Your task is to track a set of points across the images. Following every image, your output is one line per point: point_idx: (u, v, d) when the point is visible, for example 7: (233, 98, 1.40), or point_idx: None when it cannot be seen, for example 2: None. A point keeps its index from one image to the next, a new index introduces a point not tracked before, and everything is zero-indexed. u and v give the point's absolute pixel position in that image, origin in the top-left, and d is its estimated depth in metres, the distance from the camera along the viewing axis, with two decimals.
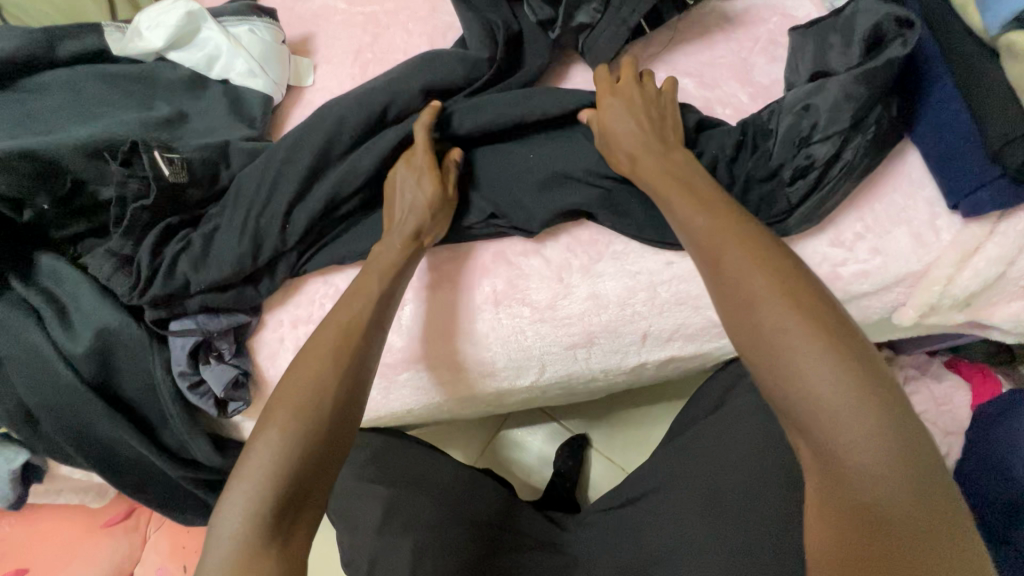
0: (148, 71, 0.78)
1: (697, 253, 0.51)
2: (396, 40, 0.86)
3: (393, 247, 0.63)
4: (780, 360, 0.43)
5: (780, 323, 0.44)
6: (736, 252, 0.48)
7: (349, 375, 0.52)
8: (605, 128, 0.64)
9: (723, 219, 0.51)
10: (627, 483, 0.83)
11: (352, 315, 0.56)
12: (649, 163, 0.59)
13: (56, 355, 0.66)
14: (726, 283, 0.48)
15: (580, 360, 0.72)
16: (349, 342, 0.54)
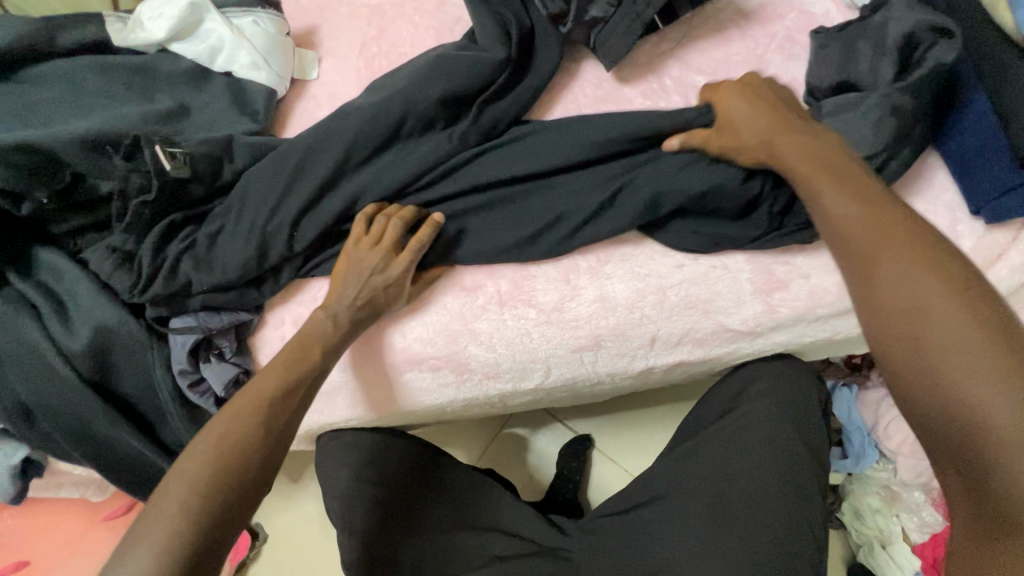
0: (150, 62, 0.77)
1: (848, 256, 0.50)
2: (402, 34, 0.84)
3: (337, 322, 0.63)
4: (947, 376, 0.42)
5: (953, 341, 0.42)
6: (900, 260, 0.46)
7: (269, 441, 0.55)
8: (729, 118, 0.62)
9: (887, 225, 0.48)
10: (633, 487, 0.81)
11: (281, 389, 0.58)
12: (790, 154, 0.56)
13: (53, 352, 0.65)
14: (888, 290, 0.46)
15: (586, 363, 0.70)
16: (277, 410, 0.57)
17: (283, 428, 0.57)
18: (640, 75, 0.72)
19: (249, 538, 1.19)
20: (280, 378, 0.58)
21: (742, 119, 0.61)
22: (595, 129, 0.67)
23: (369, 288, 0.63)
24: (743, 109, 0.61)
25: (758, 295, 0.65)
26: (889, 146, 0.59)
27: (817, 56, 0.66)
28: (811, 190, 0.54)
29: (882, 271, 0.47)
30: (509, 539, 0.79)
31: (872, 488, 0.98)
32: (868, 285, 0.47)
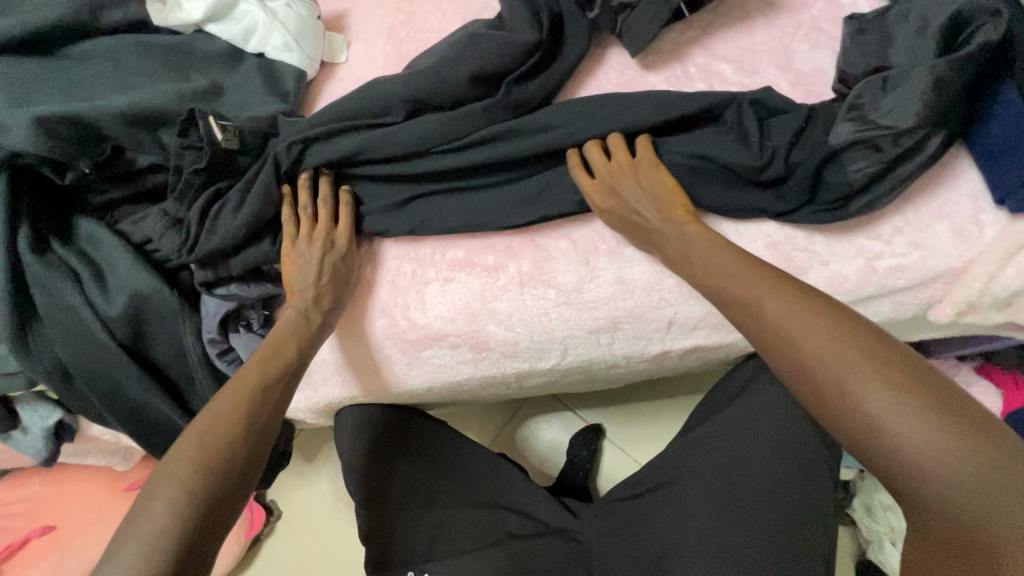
0: (187, 42, 0.79)
1: (744, 325, 0.55)
2: (430, 19, 0.85)
3: (320, 308, 0.66)
4: (839, 397, 0.47)
5: (835, 363, 0.48)
6: (788, 316, 0.52)
7: (252, 440, 0.57)
8: (617, 207, 0.64)
9: (763, 279, 0.55)
10: (644, 471, 0.82)
11: (262, 386, 0.60)
12: (672, 246, 0.61)
13: (91, 316, 0.68)
14: (781, 349, 0.51)
15: (603, 345, 0.71)
16: (259, 412, 0.59)
17: (268, 424, 0.59)
18: (664, 62, 0.73)
19: (264, 513, 1.21)
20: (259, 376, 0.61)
21: (626, 211, 0.64)
22: (628, 109, 0.67)
23: (327, 268, 0.67)
24: (623, 201, 0.64)
25: None
26: (923, 125, 0.57)
27: (851, 41, 0.67)
28: (697, 276, 0.59)
29: (772, 320, 0.52)
30: (521, 519, 0.81)
31: (883, 485, 0.98)
32: (764, 336, 0.53)
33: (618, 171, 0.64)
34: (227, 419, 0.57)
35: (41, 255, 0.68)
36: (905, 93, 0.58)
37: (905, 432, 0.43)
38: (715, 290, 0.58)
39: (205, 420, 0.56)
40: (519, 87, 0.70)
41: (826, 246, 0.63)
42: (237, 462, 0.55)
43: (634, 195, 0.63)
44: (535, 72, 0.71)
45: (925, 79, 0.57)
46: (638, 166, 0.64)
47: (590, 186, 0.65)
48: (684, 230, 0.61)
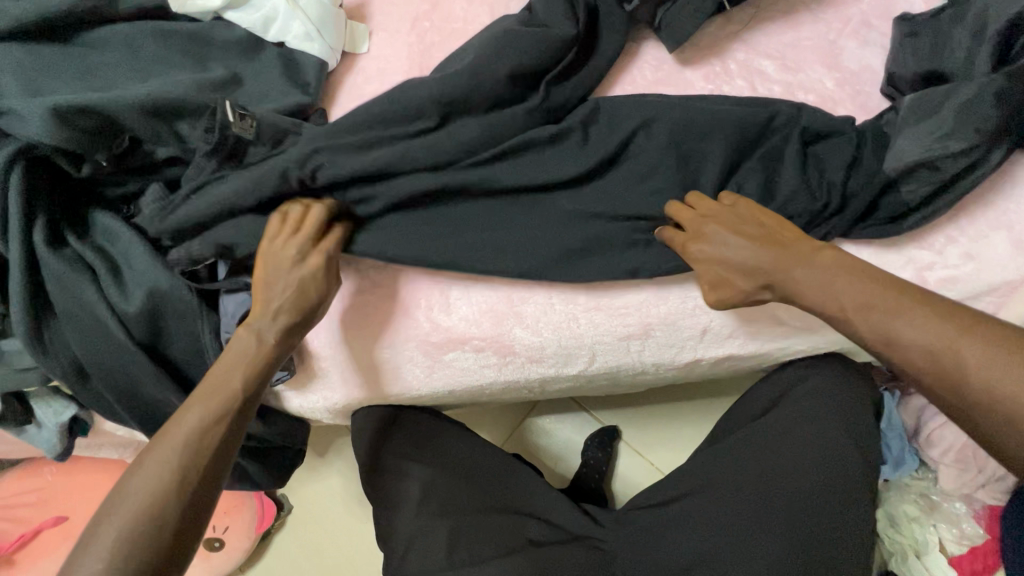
0: (204, 29, 0.76)
1: (927, 372, 0.48)
2: (456, 9, 0.82)
3: (264, 340, 0.60)
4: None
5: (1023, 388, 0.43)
6: (989, 355, 0.45)
7: (185, 503, 0.50)
8: (722, 265, 0.58)
9: (910, 305, 0.50)
10: (669, 479, 0.80)
11: (194, 442, 0.52)
12: (799, 284, 0.55)
13: (108, 313, 0.66)
14: (995, 395, 0.44)
15: (633, 352, 0.69)
16: (194, 466, 0.52)
17: (204, 487, 0.52)
18: (703, 57, 0.70)
19: (275, 508, 1.21)
20: (191, 428, 0.53)
21: (736, 258, 0.57)
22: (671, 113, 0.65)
23: (294, 281, 0.61)
24: (726, 248, 0.58)
25: None
26: (985, 140, 0.55)
27: (901, 45, 0.64)
28: (855, 322, 0.52)
29: (930, 350, 0.48)
30: (542, 526, 0.79)
31: (911, 496, 0.95)
32: (925, 371, 0.48)
33: (715, 215, 0.59)
34: (149, 488, 0.49)
35: (57, 249, 0.66)
36: (962, 108, 0.55)
37: None
38: (878, 333, 0.51)
39: (134, 479, 0.50)
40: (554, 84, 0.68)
41: (874, 255, 0.60)
42: (167, 531, 0.49)
43: (739, 233, 0.58)
44: (570, 67, 0.69)
45: (975, 95, 0.55)
46: (735, 208, 0.60)
47: (685, 233, 0.60)
48: (816, 263, 0.55)
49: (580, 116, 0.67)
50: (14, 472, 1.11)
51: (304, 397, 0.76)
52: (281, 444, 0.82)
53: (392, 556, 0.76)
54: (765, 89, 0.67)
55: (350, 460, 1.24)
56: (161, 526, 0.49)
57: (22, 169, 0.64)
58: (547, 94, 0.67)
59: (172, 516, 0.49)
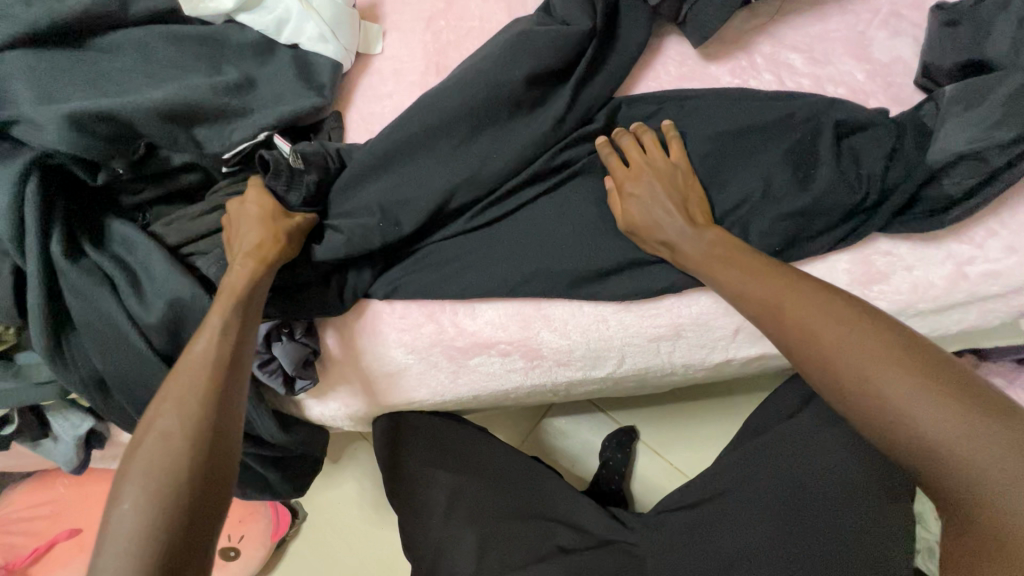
0: (216, 32, 0.75)
1: (761, 319, 0.53)
2: (471, 7, 0.81)
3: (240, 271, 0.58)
4: (855, 381, 0.45)
5: (853, 344, 0.46)
6: (820, 307, 0.49)
7: (208, 408, 0.48)
8: (631, 207, 0.61)
9: (774, 278, 0.53)
10: (696, 480, 0.79)
11: (210, 354, 0.51)
12: (689, 247, 0.58)
13: (128, 323, 0.65)
14: (801, 336, 0.49)
15: (662, 353, 0.68)
16: (210, 374, 0.50)
17: (231, 394, 0.50)
18: (728, 51, 0.69)
19: (290, 515, 1.19)
20: (211, 339, 0.52)
21: (638, 203, 0.61)
22: (701, 113, 0.65)
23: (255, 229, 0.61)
24: (638, 197, 0.61)
25: (856, 288, 0.60)
26: None
27: (938, 34, 0.63)
28: (712, 274, 0.57)
29: (787, 313, 0.51)
30: (571, 532, 0.77)
31: None
32: (779, 336, 0.51)
33: (651, 171, 0.61)
34: (179, 395, 0.48)
35: (74, 260, 0.64)
36: (1008, 100, 0.54)
37: (933, 419, 0.41)
38: (725, 283, 0.56)
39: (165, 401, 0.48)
40: (583, 79, 0.66)
41: (912, 251, 0.59)
42: (199, 432, 0.46)
43: (666, 189, 0.60)
44: (595, 62, 0.67)
45: (1022, 87, 0.54)
46: (659, 163, 0.62)
47: (624, 172, 0.63)
48: (704, 233, 0.59)
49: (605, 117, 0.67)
50: (28, 485, 1.10)
51: (324, 404, 0.75)
52: (302, 453, 0.81)
53: (419, 565, 0.74)
54: (793, 83, 0.66)
55: (365, 466, 1.23)
56: (191, 431, 0.46)
57: (37, 178, 0.63)
58: (575, 93, 0.66)
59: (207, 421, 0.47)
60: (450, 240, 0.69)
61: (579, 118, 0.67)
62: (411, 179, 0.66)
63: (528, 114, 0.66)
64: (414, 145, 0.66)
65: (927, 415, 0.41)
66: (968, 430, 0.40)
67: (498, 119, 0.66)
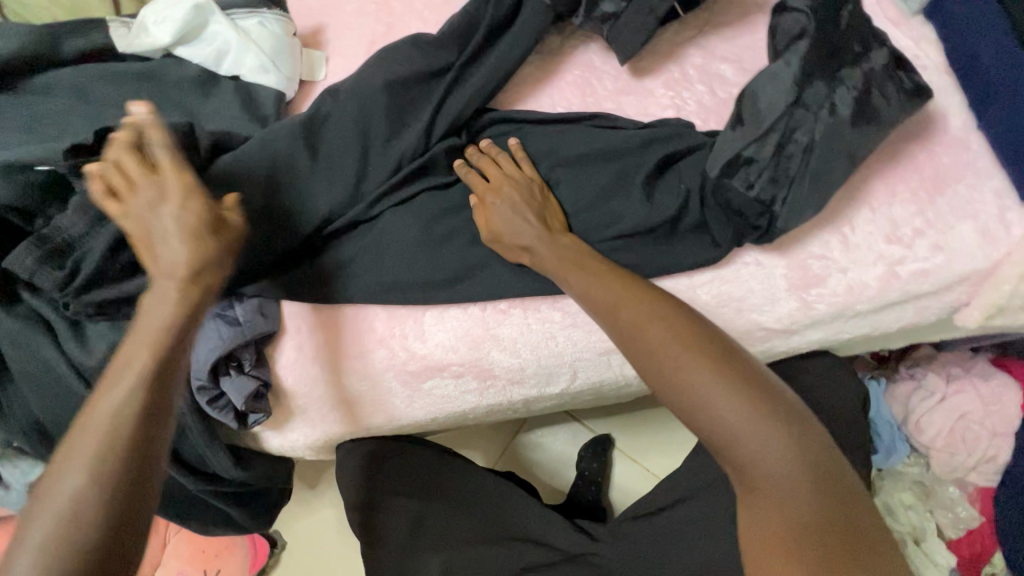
0: (155, 68, 0.75)
1: (598, 318, 0.55)
2: (411, 30, 0.82)
3: (167, 307, 0.49)
4: (675, 384, 0.48)
5: (670, 344, 0.49)
6: (645, 302, 0.52)
7: (115, 487, 0.42)
8: (492, 221, 0.63)
9: (615, 282, 0.55)
10: (661, 487, 0.79)
11: (122, 416, 0.44)
12: (546, 251, 0.60)
13: (67, 370, 0.64)
14: (631, 336, 0.51)
15: (613, 366, 0.68)
16: (117, 447, 0.43)
17: (140, 468, 0.44)
18: (661, 64, 0.70)
19: (268, 544, 1.17)
20: (121, 398, 0.45)
21: (500, 215, 0.62)
22: (567, 129, 0.68)
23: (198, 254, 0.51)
24: (497, 209, 0.63)
25: (794, 292, 0.61)
26: (781, 118, 0.56)
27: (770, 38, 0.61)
28: (565, 277, 0.58)
29: (617, 316, 0.53)
30: (537, 547, 0.76)
31: (905, 484, 0.97)
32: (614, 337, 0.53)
33: (508, 182, 0.64)
34: (82, 471, 0.42)
35: (9, 307, 0.64)
36: (758, 94, 0.57)
37: (733, 415, 0.45)
38: (575, 285, 0.57)
39: (61, 477, 0.42)
40: (446, 93, 0.69)
41: (845, 253, 0.59)
42: (96, 520, 0.41)
43: (521, 200, 0.62)
44: (460, 76, 0.70)
45: (762, 77, 0.57)
46: (519, 175, 0.65)
47: (484, 187, 0.64)
48: (561, 238, 0.61)
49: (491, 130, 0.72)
50: None
51: (282, 435, 0.74)
52: (266, 486, 0.79)
53: None
54: (724, 94, 0.67)
55: None
56: (93, 518, 0.41)
57: None
58: (437, 111, 0.69)
59: (102, 477, 0.42)
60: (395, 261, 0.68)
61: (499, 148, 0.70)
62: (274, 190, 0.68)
63: (398, 135, 0.70)
64: (281, 156, 0.68)
65: (718, 397, 0.46)
66: (759, 430, 0.45)
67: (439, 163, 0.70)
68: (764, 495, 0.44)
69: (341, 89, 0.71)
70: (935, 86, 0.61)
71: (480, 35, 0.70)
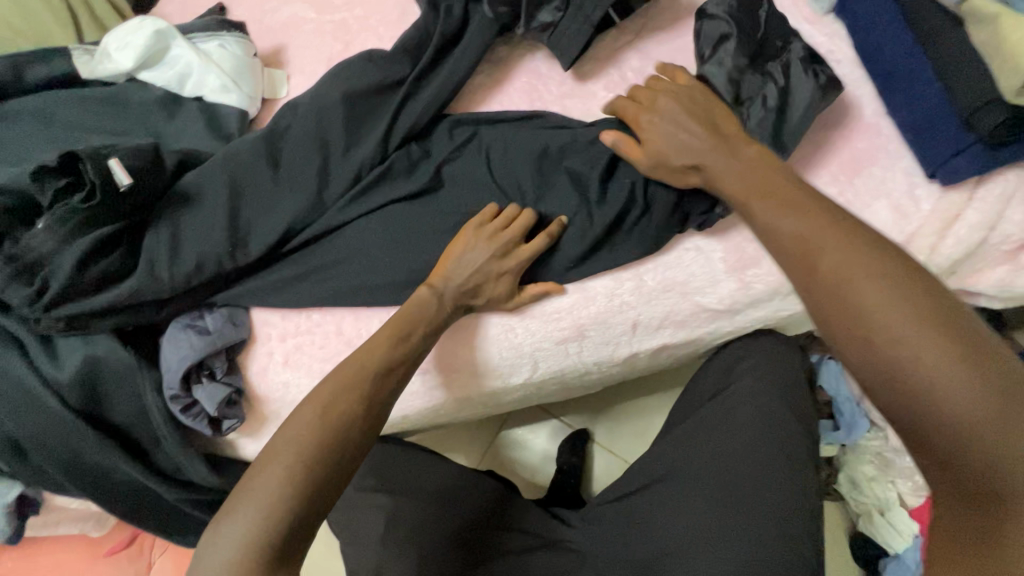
0: (118, 91, 0.78)
1: (785, 258, 0.45)
2: (367, 46, 0.85)
3: (442, 308, 0.63)
4: (886, 353, 0.39)
5: (886, 309, 0.40)
6: (874, 264, 0.41)
7: (367, 412, 0.55)
8: (654, 135, 0.59)
9: (817, 218, 0.45)
10: (631, 472, 0.80)
11: (385, 364, 0.58)
12: (721, 170, 0.54)
13: (40, 386, 0.67)
14: (835, 286, 0.42)
15: (572, 354, 0.71)
16: (378, 384, 0.57)
17: (381, 406, 0.57)
18: (601, 69, 0.74)
19: None
20: (388, 350, 0.59)
21: (664, 131, 0.58)
22: (513, 133, 0.72)
23: (484, 271, 0.64)
24: (660, 125, 0.59)
25: (733, 274, 0.65)
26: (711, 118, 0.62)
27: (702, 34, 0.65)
28: (746, 209, 0.50)
29: (819, 260, 0.43)
30: (510, 534, 0.79)
31: (865, 457, 0.98)
32: (806, 283, 0.44)
33: (674, 96, 0.59)
34: (351, 387, 0.55)
35: None
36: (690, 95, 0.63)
37: (966, 406, 0.37)
38: (757, 217, 0.48)
39: (328, 384, 0.55)
40: (400, 105, 0.73)
41: None
42: (352, 431, 0.54)
43: (687, 113, 0.58)
44: (415, 88, 0.74)
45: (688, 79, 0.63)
46: (688, 86, 0.60)
47: (637, 108, 0.61)
48: (741, 154, 0.54)
49: (442, 134, 0.74)
50: None
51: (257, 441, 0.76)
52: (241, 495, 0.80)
53: None
54: None
55: None
56: (349, 430, 0.53)
57: None
58: (392, 122, 0.73)
59: (373, 396, 0.56)
60: (360, 263, 0.71)
61: (450, 149, 0.73)
62: (232, 203, 0.70)
63: (358, 145, 0.73)
64: (241, 174, 0.71)
65: (954, 381, 0.37)
66: (999, 431, 0.36)
67: (395, 170, 0.73)
68: (988, 506, 0.37)
69: (299, 107, 0.74)
70: (848, 78, 0.66)
71: (431, 47, 0.74)
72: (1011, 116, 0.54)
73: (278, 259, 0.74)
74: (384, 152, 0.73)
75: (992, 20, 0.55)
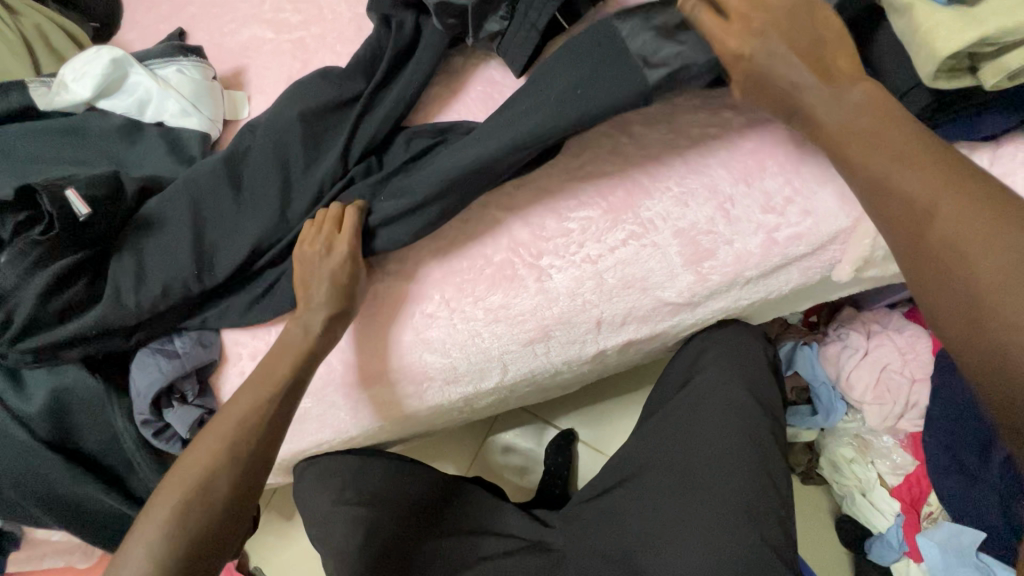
0: (79, 122, 0.79)
1: (891, 220, 0.47)
2: (326, 63, 0.86)
3: (308, 333, 0.65)
4: (988, 308, 0.41)
5: (1002, 267, 0.41)
6: (999, 237, 0.42)
7: (230, 471, 0.59)
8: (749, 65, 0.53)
9: (938, 173, 0.45)
10: (610, 467, 0.81)
11: (248, 419, 0.61)
12: (827, 117, 0.51)
13: (12, 420, 0.68)
14: (948, 244, 0.43)
15: (540, 354, 0.72)
16: (245, 438, 0.60)
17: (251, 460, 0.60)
18: None
19: None
20: (247, 406, 0.62)
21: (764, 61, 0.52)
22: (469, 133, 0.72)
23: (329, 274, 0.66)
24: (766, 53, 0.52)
25: (690, 267, 0.66)
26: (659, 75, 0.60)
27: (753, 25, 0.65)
28: (850, 162, 0.50)
29: (936, 213, 0.44)
30: (491, 538, 0.80)
31: (843, 439, 0.99)
32: (919, 237, 0.45)
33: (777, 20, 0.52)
34: (213, 451, 0.59)
35: None
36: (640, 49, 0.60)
37: None
38: (868, 171, 0.48)
39: (196, 451, 0.60)
40: (358, 120, 0.73)
41: (728, 226, 0.66)
42: (217, 491, 0.58)
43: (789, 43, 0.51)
44: (372, 102, 0.75)
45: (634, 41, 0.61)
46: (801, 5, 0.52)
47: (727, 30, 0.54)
48: (850, 96, 0.50)
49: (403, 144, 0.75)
50: None
51: None
52: None
53: None
54: None
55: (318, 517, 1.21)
56: (214, 493, 0.57)
57: None
58: (350, 137, 0.73)
59: (238, 452, 0.60)
60: None
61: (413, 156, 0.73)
62: (195, 226, 0.71)
63: (317, 162, 0.73)
64: (203, 197, 0.72)
65: None
66: None
67: (358, 182, 0.73)
68: None
69: (259, 127, 0.74)
70: None
71: (385, 60, 0.75)
72: (932, 98, 0.58)
73: (248, 278, 0.74)
74: (346, 164, 0.73)
75: (905, 9, 0.55)
